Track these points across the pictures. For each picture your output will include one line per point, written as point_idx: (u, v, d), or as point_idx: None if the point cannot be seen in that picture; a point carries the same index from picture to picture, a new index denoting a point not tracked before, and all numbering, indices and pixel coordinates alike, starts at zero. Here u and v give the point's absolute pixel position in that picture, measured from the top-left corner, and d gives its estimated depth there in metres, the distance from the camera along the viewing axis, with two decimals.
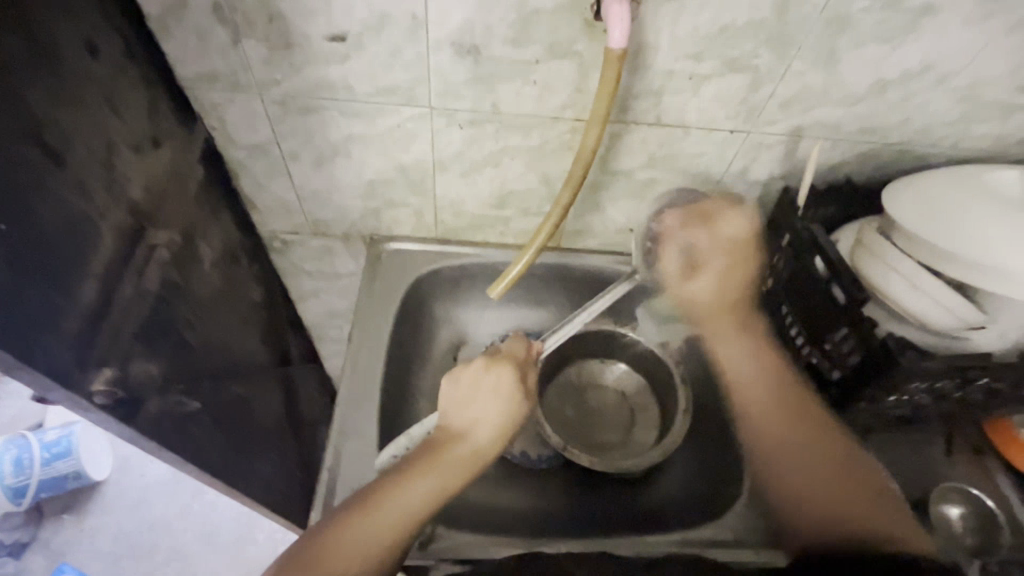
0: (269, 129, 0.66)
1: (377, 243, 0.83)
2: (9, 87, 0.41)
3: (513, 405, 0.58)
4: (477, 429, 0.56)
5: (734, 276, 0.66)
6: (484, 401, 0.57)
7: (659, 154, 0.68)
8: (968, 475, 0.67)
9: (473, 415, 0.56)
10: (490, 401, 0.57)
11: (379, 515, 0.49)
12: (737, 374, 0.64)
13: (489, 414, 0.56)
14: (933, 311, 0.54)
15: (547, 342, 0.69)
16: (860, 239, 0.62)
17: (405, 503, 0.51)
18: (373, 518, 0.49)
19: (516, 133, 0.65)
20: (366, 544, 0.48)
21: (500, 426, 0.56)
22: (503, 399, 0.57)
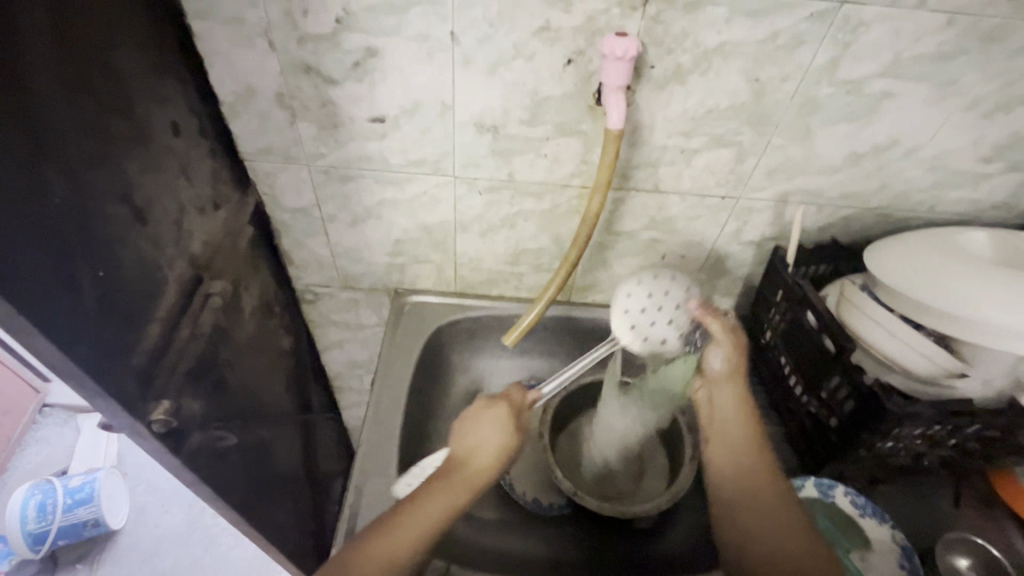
0: (312, 194, 0.75)
1: (401, 295, 0.90)
2: (112, 160, 0.50)
3: (510, 434, 0.60)
4: (478, 455, 0.57)
5: (737, 374, 0.66)
6: (481, 430, 0.59)
7: (658, 216, 0.76)
8: (975, 527, 0.68)
9: (475, 444, 0.58)
10: (490, 430, 0.59)
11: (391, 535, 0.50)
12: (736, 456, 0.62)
13: (488, 441, 0.59)
14: (913, 358, 0.59)
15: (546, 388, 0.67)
16: (845, 294, 0.67)
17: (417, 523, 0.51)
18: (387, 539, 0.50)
19: (529, 198, 0.74)
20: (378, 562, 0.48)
21: (500, 449, 0.58)
22: (502, 430, 0.60)
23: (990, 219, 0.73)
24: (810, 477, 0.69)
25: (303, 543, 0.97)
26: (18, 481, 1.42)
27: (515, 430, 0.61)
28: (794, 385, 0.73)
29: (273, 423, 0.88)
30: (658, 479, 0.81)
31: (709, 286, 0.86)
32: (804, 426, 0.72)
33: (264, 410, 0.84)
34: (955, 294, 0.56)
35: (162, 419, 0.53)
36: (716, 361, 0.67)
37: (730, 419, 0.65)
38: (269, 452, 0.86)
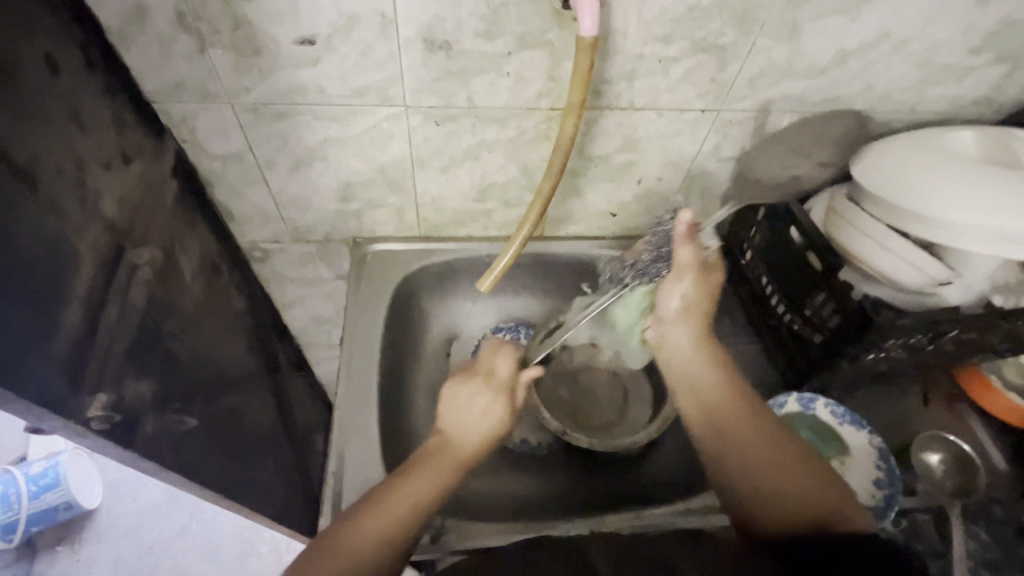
0: (242, 137, 0.65)
1: (361, 244, 0.82)
2: None
3: (499, 417, 0.59)
4: (466, 436, 0.57)
5: (696, 308, 0.62)
6: (463, 421, 0.58)
7: (634, 137, 0.70)
8: (945, 422, 0.72)
9: (460, 428, 0.58)
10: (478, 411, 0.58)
11: (380, 515, 0.50)
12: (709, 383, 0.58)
13: (478, 424, 0.58)
14: (904, 271, 0.57)
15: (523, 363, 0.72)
16: (832, 207, 0.64)
17: (407, 502, 0.52)
18: (377, 515, 0.50)
19: (492, 125, 0.66)
20: (373, 541, 0.48)
21: (487, 434, 0.58)
22: (490, 414, 0.59)
23: (971, 115, 0.71)
24: (792, 393, 0.70)
25: (292, 505, 0.95)
26: None
27: (503, 411, 0.60)
28: (777, 304, 0.72)
29: (240, 391, 0.82)
30: (641, 406, 0.82)
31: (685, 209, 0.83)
32: (786, 343, 0.72)
33: (224, 379, 0.77)
34: (925, 192, 0.54)
35: (101, 415, 0.47)
36: (674, 296, 0.62)
37: (691, 358, 0.60)
38: (240, 422, 0.81)
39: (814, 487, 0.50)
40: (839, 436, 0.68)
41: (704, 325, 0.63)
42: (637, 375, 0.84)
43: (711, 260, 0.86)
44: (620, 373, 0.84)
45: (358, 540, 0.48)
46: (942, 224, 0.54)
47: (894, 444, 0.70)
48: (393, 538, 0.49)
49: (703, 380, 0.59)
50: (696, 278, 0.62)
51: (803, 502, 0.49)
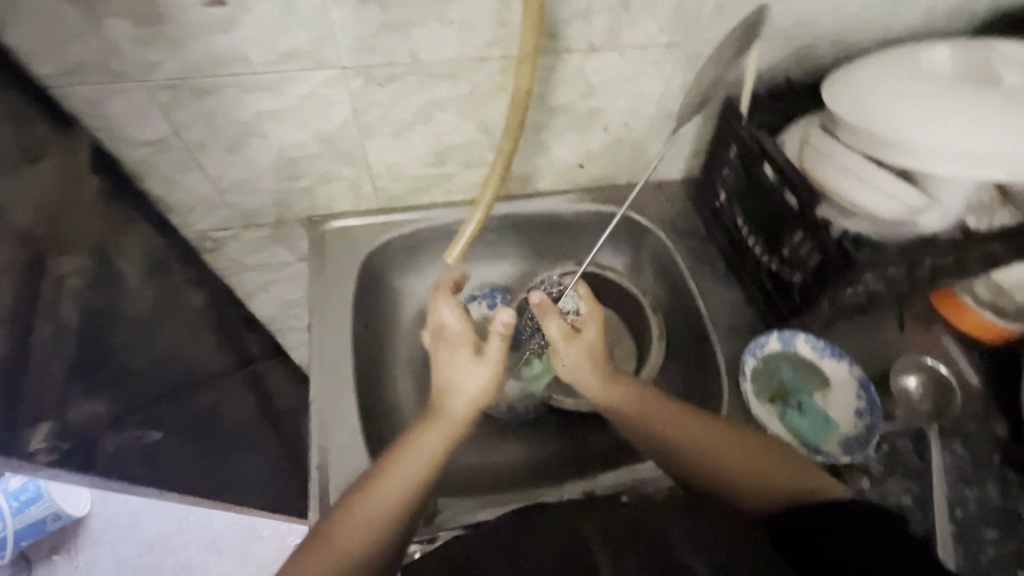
0: (164, 119, 0.58)
1: (317, 224, 0.77)
2: None
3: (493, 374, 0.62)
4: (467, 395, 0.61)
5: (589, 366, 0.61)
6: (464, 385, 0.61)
7: (596, 81, 0.65)
8: (921, 345, 0.73)
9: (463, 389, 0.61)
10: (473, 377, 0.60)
11: (392, 480, 0.54)
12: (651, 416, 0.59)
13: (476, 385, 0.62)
14: (881, 203, 0.55)
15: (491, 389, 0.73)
16: (807, 139, 0.61)
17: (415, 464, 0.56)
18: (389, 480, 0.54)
19: (442, 82, 0.60)
20: (386, 507, 0.53)
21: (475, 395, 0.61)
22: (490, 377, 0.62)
23: (943, 29, 0.68)
24: (773, 333, 0.69)
25: (285, 493, 0.94)
26: None
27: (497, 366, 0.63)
28: (756, 246, 0.70)
29: (211, 389, 0.79)
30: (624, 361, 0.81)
31: (655, 154, 0.79)
32: (767, 283, 0.70)
33: (187, 379, 0.73)
34: (900, 119, 0.52)
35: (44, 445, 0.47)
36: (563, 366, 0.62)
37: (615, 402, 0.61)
38: (214, 421, 0.78)
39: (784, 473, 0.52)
40: (821, 370, 0.68)
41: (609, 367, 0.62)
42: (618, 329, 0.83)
43: (686, 204, 0.83)
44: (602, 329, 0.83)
45: (372, 506, 0.53)
46: (918, 152, 0.52)
47: (875, 373, 0.71)
48: (406, 502, 0.54)
49: (634, 413, 0.60)
50: (573, 347, 0.61)
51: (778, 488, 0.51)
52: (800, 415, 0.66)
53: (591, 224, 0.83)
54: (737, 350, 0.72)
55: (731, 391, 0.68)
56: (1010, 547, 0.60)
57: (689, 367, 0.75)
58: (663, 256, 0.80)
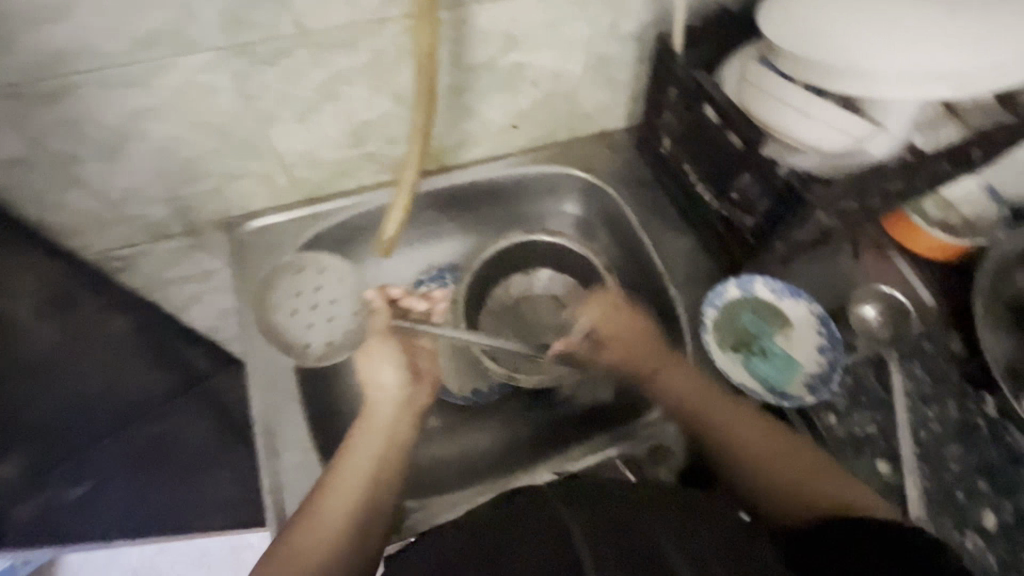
0: (18, 130, 0.50)
1: (235, 227, 0.69)
2: None
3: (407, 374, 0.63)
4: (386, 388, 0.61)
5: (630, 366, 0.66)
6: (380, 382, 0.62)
7: (513, 31, 0.59)
8: (876, 273, 0.73)
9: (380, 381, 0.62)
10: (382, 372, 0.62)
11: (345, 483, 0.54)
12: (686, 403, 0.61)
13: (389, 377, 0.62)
14: (827, 137, 0.53)
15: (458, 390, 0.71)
16: (745, 74, 0.57)
17: (362, 462, 0.56)
18: (339, 484, 0.54)
19: (340, 52, 0.53)
20: (342, 510, 0.52)
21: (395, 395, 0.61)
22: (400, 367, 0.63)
23: None
24: (732, 279, 0.67)
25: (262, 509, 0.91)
26: None
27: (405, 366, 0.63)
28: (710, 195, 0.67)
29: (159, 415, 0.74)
30: None
31: (592, 105, 0.74)
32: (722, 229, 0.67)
33: (126, 410, 0.69)
34: (839, 44, 0.48)
35: None
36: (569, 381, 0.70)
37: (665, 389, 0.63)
38: (160, 447, 0.75)
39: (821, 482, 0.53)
40: (781, 312, 0.66)
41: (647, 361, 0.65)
42: (578, 294, 0.79)
43: (632, 155, 0.79)
44: (561, 297, 0.79)
45: (327, 514, 0.52)
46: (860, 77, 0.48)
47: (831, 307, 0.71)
48: (365, 502, 0.53)
49: (685, 403, 0.61)
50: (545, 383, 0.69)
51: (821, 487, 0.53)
52: (763, 359, 0.65)
53: (535, 187, 0.78)
54: (697, 304, 0.70)
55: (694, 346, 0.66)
56: (972, 460, 0.61)
57: (652, 326, 0.73)
58: (614, 213, 0.77)
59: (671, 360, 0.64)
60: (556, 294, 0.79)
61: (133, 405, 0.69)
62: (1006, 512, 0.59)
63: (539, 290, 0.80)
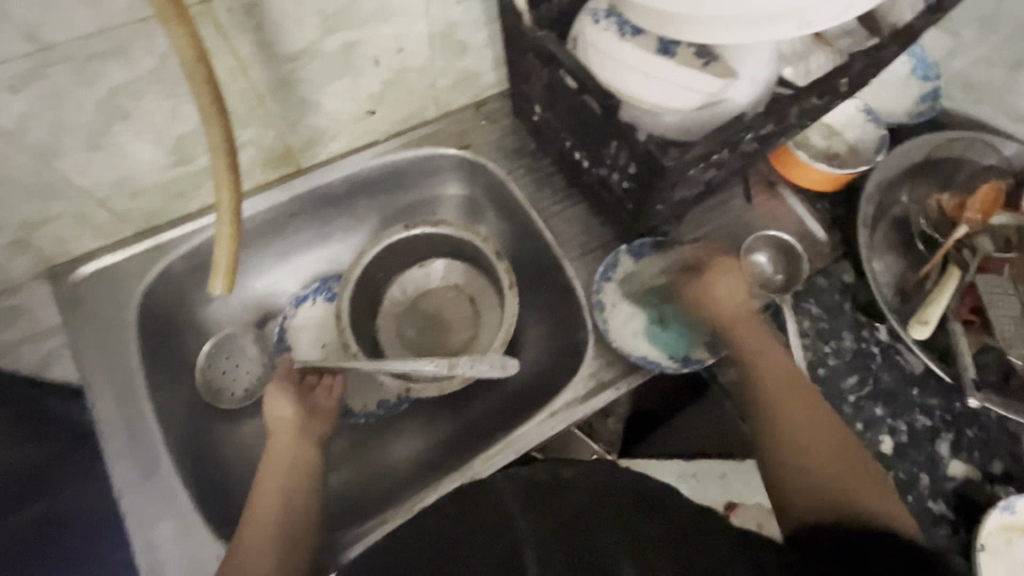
0: None
1: (65, 274, 0.61)
2: None
3: (298, 408, 0.59)
4: (293, 415, 0.58)
5: (747, 323, 0.58)
6: (287, 423, 0.58)
7: (327, 10, 0.50)
8: (767, 214, 0.72)
9: (285, 415, 0.58)
10: (279, 408, 0.58)
11: (262, 518, 0.51)
12: (774, 365, 0.55)
13: (289, 411, 0.58)
14: (674, 95, 0.49)
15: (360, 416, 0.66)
16: (583, 31, 0.52)
17: (276, 493, 0.52)
18: (257, 522, 0.51)
19: (108, 64, 0.44)
20: (261, 546, 0.49)
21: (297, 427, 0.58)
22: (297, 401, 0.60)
23: None
24: (622, 248, 0.65)
25: None
26: None
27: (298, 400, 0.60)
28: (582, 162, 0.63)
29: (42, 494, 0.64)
30: (491, 312, 0.74)
31: (453, 75, 0.66)
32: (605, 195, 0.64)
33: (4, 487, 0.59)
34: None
35: None
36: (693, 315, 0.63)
37: (753, 351, 0.57)
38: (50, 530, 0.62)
39: (854, 480, 0.48)
40: (676, 271, 0.65)
41: (754, 322, 0.59)
42: (476, 280, 0.75)
43: (510, 122, 0.73)
44: (461, 285, 0.75)
45: (249, 556, 0.49)
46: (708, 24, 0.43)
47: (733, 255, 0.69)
48: (281, 530, 0.50)
49: (771, 360, 0.56)
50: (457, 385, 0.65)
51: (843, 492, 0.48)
52: (662, 329, 0.63)
53: (410, 174, 0.72)
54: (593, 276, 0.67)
55: (594, 324, 0.63)
56: (869, 388, 0.63)
57: (553, 305, 0.69)
58: (498, 192, 0.71)
59: (751, 324, 0.59)
60: (456, 283, 0.75)
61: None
62: (900, 434, 0.61)
63: (437, 282, 0.75)
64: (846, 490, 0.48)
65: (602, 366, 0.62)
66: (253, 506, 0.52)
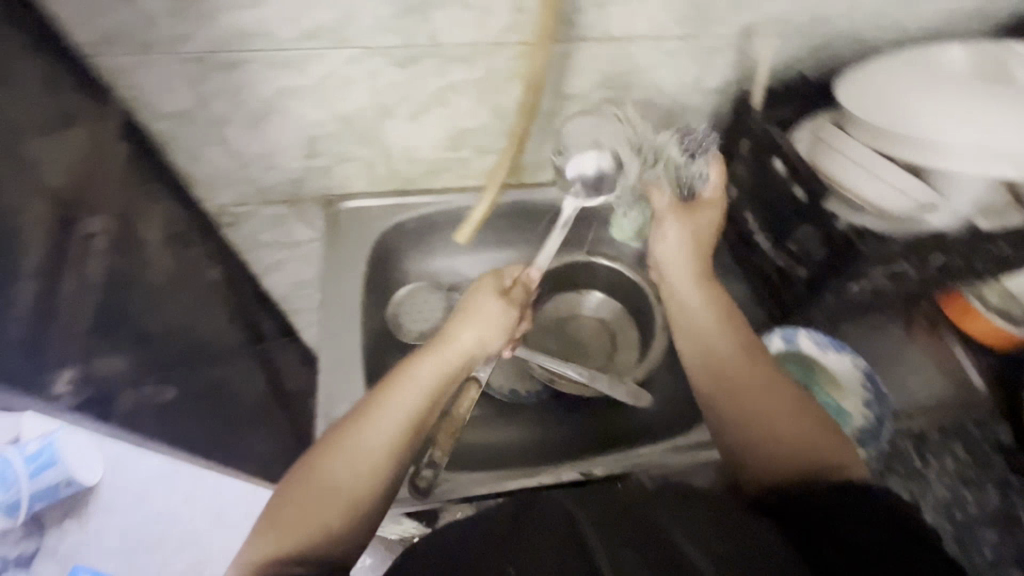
0: (193, 92, 0.60)
1: (333, 204, 0.79)
2: None
3: (502, 316, 0.62)
4: (467, 342, 0.59)
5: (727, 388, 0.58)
6: (487, 317, 0.61)
7: (610, 72, 0.66)
8: (927, 350, 0.72)
9: (456, 334, 0.60)
10: (480, 311, 0.61)
11: (363, 441, 0.51)
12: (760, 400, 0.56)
13: (478, 330, 0.60)
14: (887, 196, 0.56)
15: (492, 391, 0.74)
16: (817, 135, 0.63)
17: (390, 417, 0.53)
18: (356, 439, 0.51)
19: (461, 65, 0.61)
20: (352, 466, 0.50)
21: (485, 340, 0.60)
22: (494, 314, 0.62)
23: (960, 32, 0.68)
24: (775, 330, 0.69)
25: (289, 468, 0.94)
26: None
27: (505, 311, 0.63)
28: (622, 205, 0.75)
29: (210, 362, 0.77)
30: (629, 350, 0.80)
31: None
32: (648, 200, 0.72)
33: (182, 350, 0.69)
34: (914, 116, 0.54)
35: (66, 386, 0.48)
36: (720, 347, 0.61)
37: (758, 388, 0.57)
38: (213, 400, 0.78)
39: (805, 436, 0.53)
40: (823, 365, 0.67)
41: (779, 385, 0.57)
42: (624, 319, 0.82)
43: None
44: (607, 319, 0.82)
45: (340, 466, 0.50)
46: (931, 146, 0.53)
47: (694, 232, 0.69)
48: (371, 458, 0.51)
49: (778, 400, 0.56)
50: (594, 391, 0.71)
51: (802, 457, 0.52)
52: None
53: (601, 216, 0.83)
54: None
55: None
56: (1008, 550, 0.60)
57: None
58: None
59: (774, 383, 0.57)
60: (603, 317, 0.82)
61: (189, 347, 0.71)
62: None
63: (587, 310, 0.82)
64: (797, 454, 0.53)
65: None
66: (364, 424, 0.52)
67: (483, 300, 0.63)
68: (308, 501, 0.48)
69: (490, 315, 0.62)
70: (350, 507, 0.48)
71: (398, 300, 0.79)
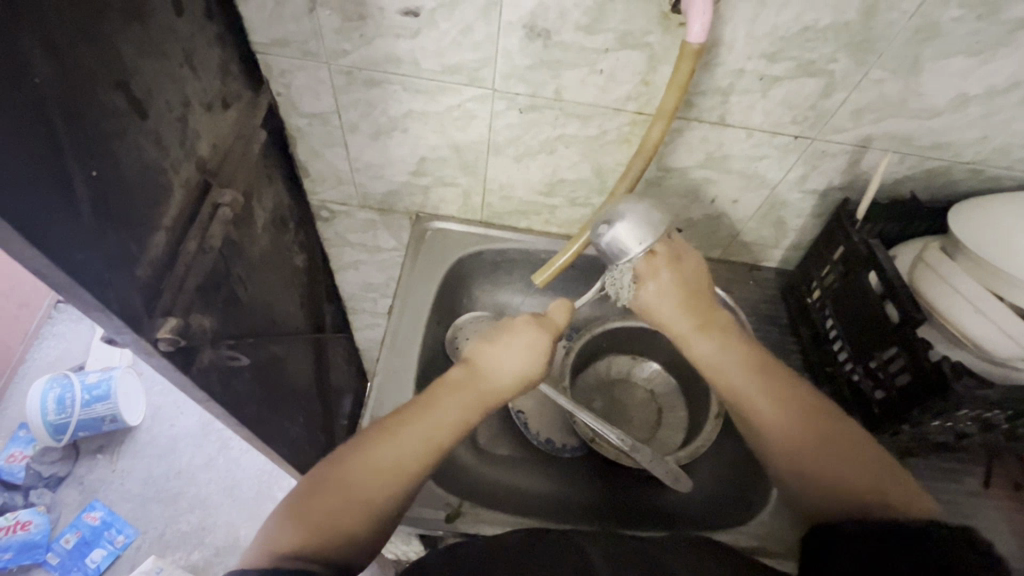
0: (332, 98, 0.66)
1: (423, 221, 0.83)
2: (117, 55, 0.44)
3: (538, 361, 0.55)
4: (499, 371, 0.53)
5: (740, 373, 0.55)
6: (519, 346, 0.55)
7: (716, 154, 0.67)
8: (1008, 509, 0.66)
9: (482, 362, 0.54)
10: (516, 348, 0.55)
11: (384, 455, 0.45)
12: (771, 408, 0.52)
13: (515, 364, 0.54)
14: (994, 337, 0.53)
15: (528, 431, 0.74)
16: (922, 258, 0.61)
17: (422, 434, 0.47)
18: (382, 450, 0.45)
19: (575, 121, 0.65)
20: (380, 474, 0.44)
21: (523, 375, 0.54)
22: (530, 351, 0.55)
23: None
24: None
25: (315, 459, 0.96)
26: (39, 372, 1.50)
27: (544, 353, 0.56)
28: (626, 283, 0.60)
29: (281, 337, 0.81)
30: (674, 430, 0.78)
31: (755, 237, 0.79)
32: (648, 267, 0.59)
33: (261, 323, 0.73)
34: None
35: (168, 337, 0.48)
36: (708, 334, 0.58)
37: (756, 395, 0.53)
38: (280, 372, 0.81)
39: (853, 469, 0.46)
40: None
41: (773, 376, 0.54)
42: (674, 397, 0.80)
43: (773, 294, 0.83)
44: (657, 394, 0.81)
45: (369, 473, 0.44)
46: None
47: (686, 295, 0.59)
48: (401, 473, 0.45)
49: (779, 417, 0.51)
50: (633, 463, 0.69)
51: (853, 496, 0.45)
52: None
53: None
54: None
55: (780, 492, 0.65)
56: None
57: (742, 458, 0.72)
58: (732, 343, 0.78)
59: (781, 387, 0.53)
60: (654, 390, 0.81)
61: (266, 321, 0.74)
62: None
63: (640, 379, 0.81)
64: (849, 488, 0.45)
65: (767, 534, 0.63)
66: (398, 435, 0.46)
67: (514, 335, 0.55)
68: (334, 508, 0.42)
69: (525, 352, 0.55)
70: (372, 517, 0.43)
71: (459, 324, 0.81)
